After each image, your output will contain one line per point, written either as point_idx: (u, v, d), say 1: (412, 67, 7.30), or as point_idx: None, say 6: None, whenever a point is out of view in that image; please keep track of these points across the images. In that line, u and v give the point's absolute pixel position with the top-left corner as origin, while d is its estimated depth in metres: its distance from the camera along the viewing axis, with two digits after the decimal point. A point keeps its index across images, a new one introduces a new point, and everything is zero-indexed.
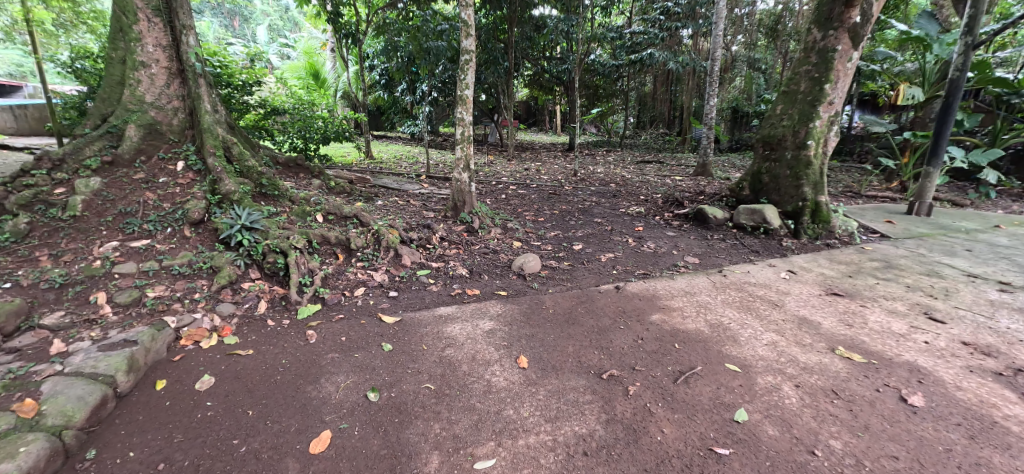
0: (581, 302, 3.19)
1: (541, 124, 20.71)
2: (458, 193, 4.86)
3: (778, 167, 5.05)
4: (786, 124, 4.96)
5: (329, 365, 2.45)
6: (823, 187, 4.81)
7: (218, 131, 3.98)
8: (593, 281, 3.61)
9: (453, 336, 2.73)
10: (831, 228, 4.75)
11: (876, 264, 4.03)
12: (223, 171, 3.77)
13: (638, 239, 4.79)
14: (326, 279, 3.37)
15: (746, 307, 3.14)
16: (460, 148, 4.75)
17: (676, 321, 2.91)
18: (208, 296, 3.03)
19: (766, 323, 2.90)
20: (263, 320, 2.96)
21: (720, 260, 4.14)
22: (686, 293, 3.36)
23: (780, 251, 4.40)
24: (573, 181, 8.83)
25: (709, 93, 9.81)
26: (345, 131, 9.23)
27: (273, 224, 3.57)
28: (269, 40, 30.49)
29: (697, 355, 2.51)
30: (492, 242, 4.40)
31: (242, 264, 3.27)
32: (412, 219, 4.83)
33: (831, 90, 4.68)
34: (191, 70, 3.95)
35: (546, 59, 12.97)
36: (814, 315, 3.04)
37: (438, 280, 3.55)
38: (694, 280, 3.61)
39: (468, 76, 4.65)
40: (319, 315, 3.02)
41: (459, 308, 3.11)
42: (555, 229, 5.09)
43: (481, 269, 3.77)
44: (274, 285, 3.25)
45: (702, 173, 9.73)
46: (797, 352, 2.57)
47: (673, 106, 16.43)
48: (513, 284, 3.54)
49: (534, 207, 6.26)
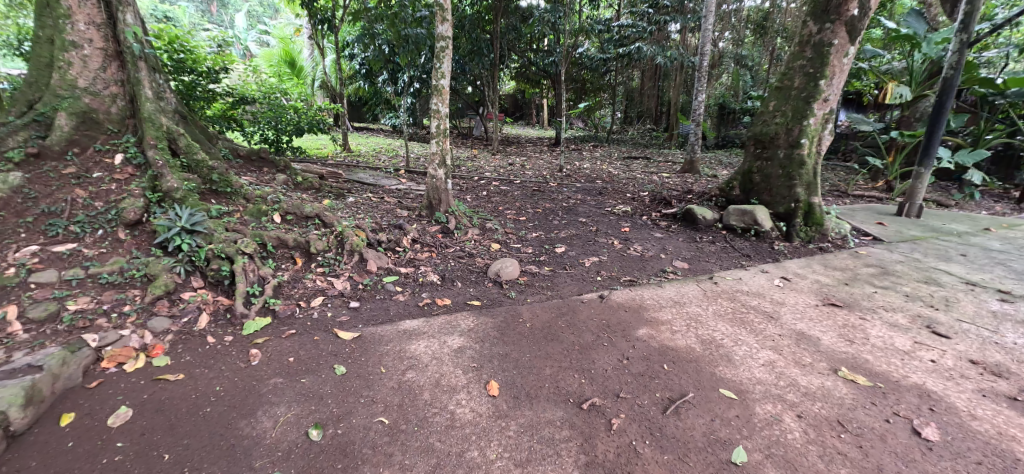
0: (562, 314, 2.91)
1: (527, 118, 20.38)
2: (433, 190, 4.54)
3: (769, 166, 4.83)
4: (779, 122, 4.73)
5: (269, 393, 2.13)
6: (816, 188, 4.61)
7: (162, 120, 3.59)
8: (575, 289, 3.33)
9: (416, 357, 2.42)
10: (824, 231, 4.55)
11: (872, 271, 3.83)
12: (166, 165, 3.39)
13: (624, 240, 4.53)
14: (279, 288, 3.04)
15: (739, 320, 2.89)
16: (435, 143, 4.42)
17: (665, 337, 2.64)
18: (140, 309, 2.67)
19: (761, 339, 2.65)
20: (201, 338, 2.61)
21: (709, 265, 3.90)
22: (675, 303, 3.10)
23: (772, 255, 4.19)
24: (559, 177, 8.55)
25: (697, 89, 9.58)
26: (320, 122, 8.81)
27: (220, 225, 3.20)
28: (247, 27, 29.47)
29: (689, 379, 2.24)
30: (468, 244, 4.09)
31: (182, 272, 2.90)
32: (383, 218, 4.49)
33: (826, 86, 4.47)
34: (129, 52, 3.55)
35: (533, 52, 12.64)
36: (812, 329, 2.81)
37: (406, 289, 3.23)
38: (683, 288, 3.36)
39: (444, 65, 4.29)
40: (267, 331, 2.68)
41: (426, 322, 2.80)
42: (537, 230, 4.79)
43: (454, 276, 3.46)
44: (219, 296, 2.90)
45: (689, 170, 9.55)
46: (797, 374, 2.32)
47: (660, 101, 16.25)
48: (488, 292, 3.24)
49: (516, 205, 5.98)
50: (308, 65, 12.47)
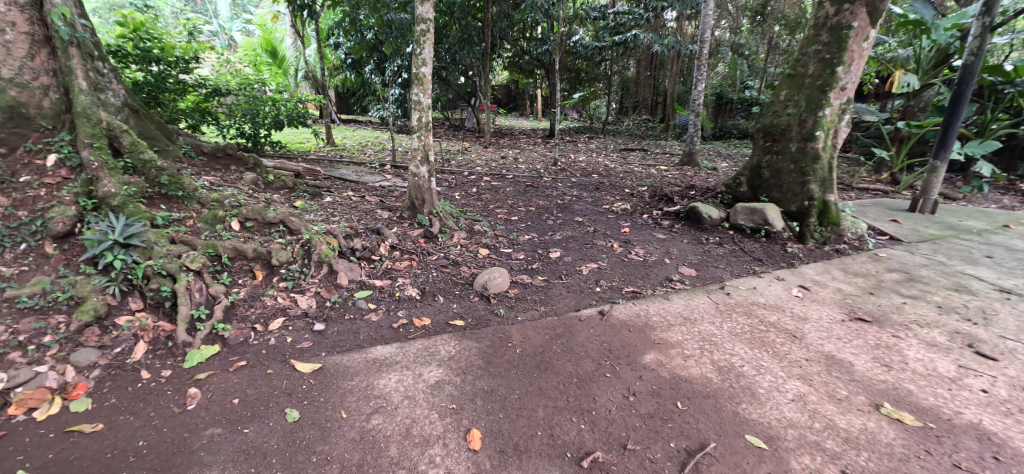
0: (557, 336, 2.53)
1: (521, 109, 19.86)
2: (415, 190, 4.14)
3: (781, 160, 4.46)
4: (791, 112, 4.35)
5: (202, 450, 1.76)
6: (831, 185, 4.25)
7: (99, 115, 3.16)
8: (572, 303, 2.96)
9: (384, 396, 2.04)
10: (841, 231, 4.19)
11: (895, 277, 3.49)
12: (103, 167, 2.96)
13: (624, 243, 4.17)
14: (231, 309, 2.65)
15: (759, 340, 2.54)
16: (417, 137, 4.02)
17: (675, 365, 2.28)
18: (64, 340, 2.28)
19: (787, 366, 2.30)
20: (134, 373, 2.22)
21: (718, 272, 3.54)
22: (685, 321, 2.73)
23: (786, 259, 3.84)
24: (553, 171, 8.17)
25: (696, 78, 9.13)
26: (301, 115, 8.31)
27: (164, 236, 2.80)
28: (231, 17, 28.72)
29: (707, 421, 1.90)
30: (453, 251, 3.70)
31: (116, 293, 2.51)
32: (361, 221, 4.09)
33: (843, 73, 4.09)
34: (58, 36, 3.12)
35: (525, 40, 12.23)
36: (842, 351, 2.46)
37: (379, 306, 2.84)
38: (693, 301, 2.99)
39: (425, 51, 3.86)
40: (213, 363, 2.30)
41: (400, 349, 2.41)
42: (530, 232, 4.41)
43: (436, 288, 3.07)
44: (160, 320, 2.51)
45: (687, 163, 9.17)
46: (833, 413, 1.98)
47: (656, 91, 15.82)
48: (473, 309, 2.86)
49: (507, 203, 5.59)
50: (291, 56, 11.89)
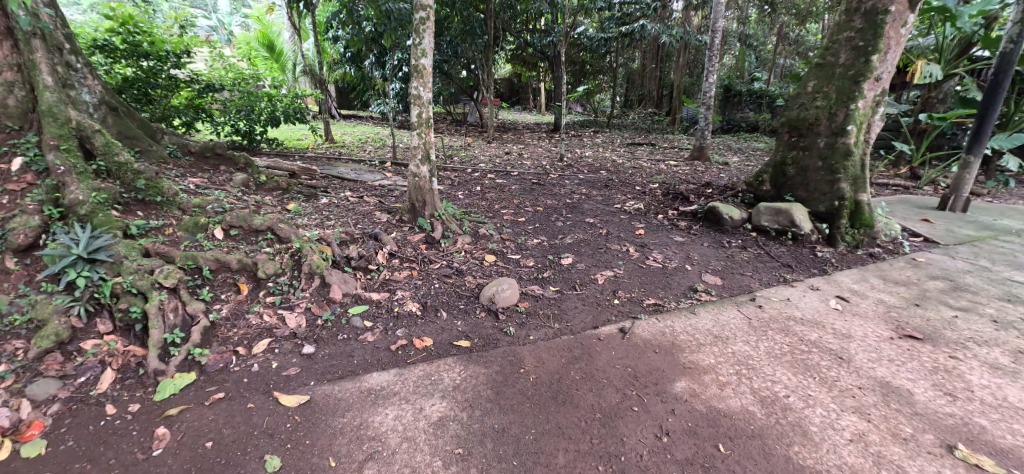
0: (574, 360, 2.25)
1: (524, 103, 19.53)
2: (416, 191, 3.85)
3: (807, 156, 4.15)
4: (820, 105, 4.03)
5: None
6: (863, 183, 3.94)
7: (68, 114, 2.92)
8: (590, 319, 2.67)
9: (380, 438, 1.77)
10: (875, 234, 3.88)
11: (941, 285, 3.18)
12: (70, 171, 2.70)
13: (641, 247, 3.88)
14: (212, 330, 2.38)
15: (802, 363, 2.25)
16: (417, 135, 3.73)
17: (711, 396, 2.00)
18: (21, 369, 2.01)
19: (838, 396, 2.02)
20: (97, 407, 1.96)
21: (745, 280, 3.25)
22: (715, 340, 2.44)
23: (817, 264, 3.54)
24: (559, 167, 7.87)
25: (707, 69, 8.76)
26: (297, 111, 7.99)
27: (136, 248, 2.53)
28: (230, 11, 28.55)
29: (757, 469, 1.62)
30: (458, 258, 3.40)
31: (82, 314, 2.24)
32: (357, 225, 3.81)
33: (878, 62, 3.76)
34: (18, 28, 2.88)
35: (529, 32, 11.91)
36: (897, 377, 2.18)
37: (376, 325, 2.56)
38: (722, 316, 2.70)
39: (425, 40, 3.55)
40: (187, 395, 2.04)
41: (398, 377, 2.14)
42: (538, 235, 4.12)
43: (438, 302, 2.79)
44: (130, 344, 2.25)
45: (698, 157, 8.86)
46: (900, 458, 1.70)
47: (662, 84, 15.42)
48: (480, 327, 2.57)
49: (513, 202, 5.30)
50: (289, 50, 11.53)
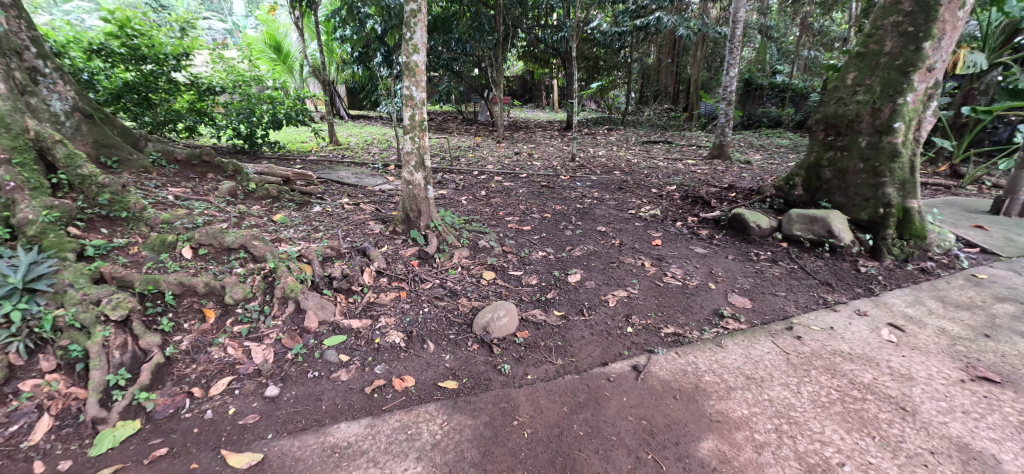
0: (578, 409, 1.90)
1: (536, 100, 19.11)
2: (410, 200, 3.53)
3: (846, 158, 3.71)
4: (862, 100, 3.58)
5: None
6: (912, 188, 3.48)
7: (24, 123, 2.71)
8: (598, 353, 2.31)
9: None
10: (926, 245, 3.42)
11: (1012, 309, 2.73)
12: (21, 188, 2.45)
13: (658, 260, 3.50)
14: (165, 367, 2.10)
15: (855, 417, 1.87)
16: (409, 139, 3.40)
17: (747, 463, 1.63)
18: None
19: (904, 464, 1.64)
20: (22, 464, 1.67)
21: (778, 302, 2.84)
22: (748, 383, 2.06)
23: (861, 282, 3.11)
24: (571, 167, 7.50)
25: (728, 62, 8.22)
26: (300, 113, 7.56)
27: (87, 273, 2.25)
28: (245, 13, 28.86)
29: None
30: (453, 275, 3.07)
31: (22, 351, 1.95)
32: (347, 238, 3.52)
33: (931, 50, 3.30)
34: None
35: (541, 28, 11.52)
36: (975, 437, 1.77)
37: (353, 359, 2.25)
38: (755, 349, 2.31)
39: (416, 34, 3.22)
40: (126, 450, 1.74)
41: (370, 430, 1.82)
42: (545, 246, 3.78)
43: (425, 332, 2.46)
44: (74, 385, 1.95)
45: (717, 155, 8.36)
46: None
47: (679, 79, 14.88)
48: (470, 362, 2.24)
49: (518, 208, 4.95)
50: (297, 51, 11.38)
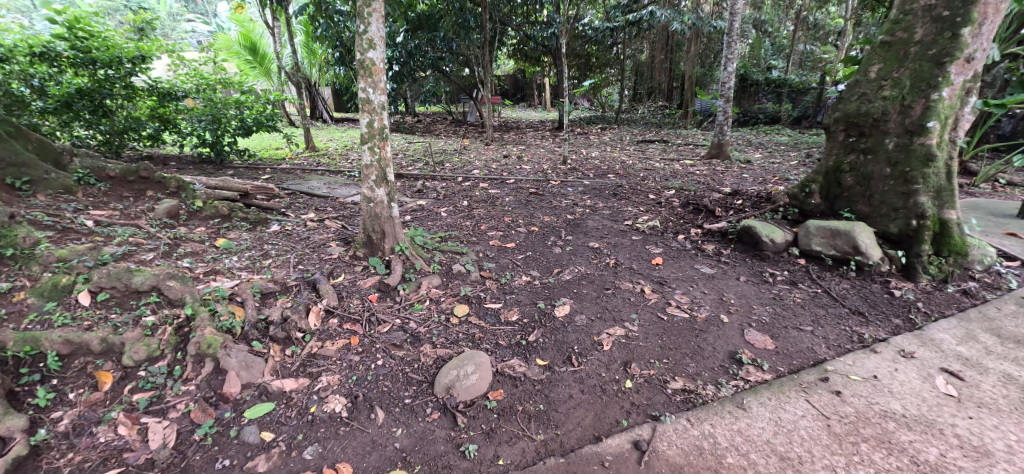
0: None
1: (528, 99, 18.62)
2: (372, 220, 3.04)
3: (872, 162, 3.26)
4: (889, 95, 3.12)
5: None
6: (949, 197, 3.03)
7: None
8: (589, 422, 1.83)
9: None
10: (965, 262, 2.97)
11: None
12: None
13: (659, 284, 3.02)
14: (28, 461, 1.61)
15: None
16: (368, 149, 2.91)
17: None
18: None
19: None
20: None
21: (805, 340, 2.38)
22: (783, 468, 1.59)
23: (898, 309, 2.65)
24: (562, 171, 7.03)
25: (727, 57, 7.74)
26: (271, 118, 6.97)
27: None
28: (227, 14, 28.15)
29: None
30: (418, 313, 2.59)
31: None
32: (300, 265, 3.02)
33: (970, 37, 2.86)
34: None
35: (529, 24, 11.00)
36: None
37: (277, 439, 1.77)
38: (786, 413, 1.84)
39: (373, 27, 2.72)
40: None
41: None
42: (530, 268, 3.30)
43: (375, 395, 1.98)
44: None
45: (716, 155, 7.89)
46: None
47: (673, 75, 14.45)
48: (426, 440, 1.76)
49: (503, 220, 4.48)
50: (273, 52, 10.76)
